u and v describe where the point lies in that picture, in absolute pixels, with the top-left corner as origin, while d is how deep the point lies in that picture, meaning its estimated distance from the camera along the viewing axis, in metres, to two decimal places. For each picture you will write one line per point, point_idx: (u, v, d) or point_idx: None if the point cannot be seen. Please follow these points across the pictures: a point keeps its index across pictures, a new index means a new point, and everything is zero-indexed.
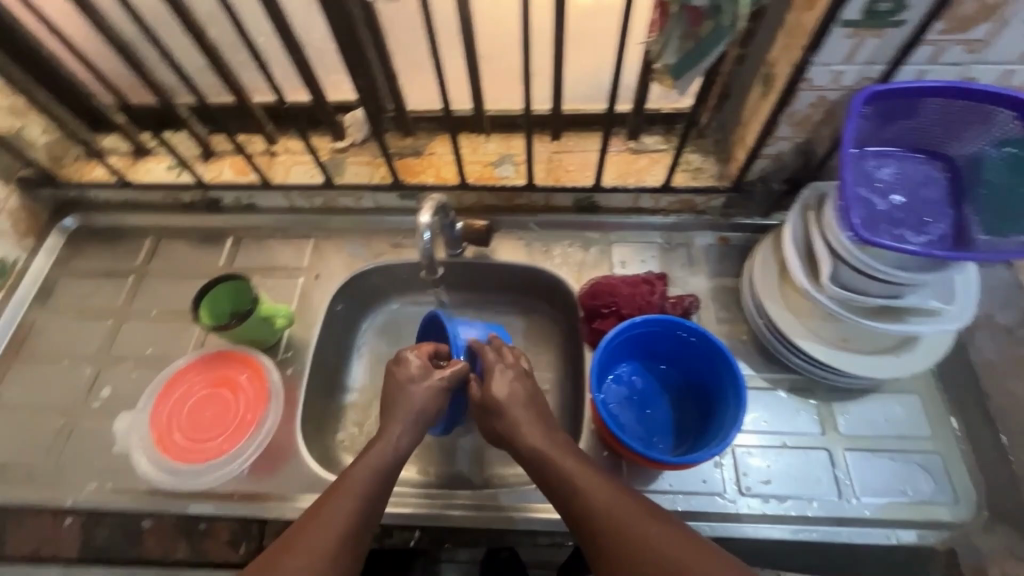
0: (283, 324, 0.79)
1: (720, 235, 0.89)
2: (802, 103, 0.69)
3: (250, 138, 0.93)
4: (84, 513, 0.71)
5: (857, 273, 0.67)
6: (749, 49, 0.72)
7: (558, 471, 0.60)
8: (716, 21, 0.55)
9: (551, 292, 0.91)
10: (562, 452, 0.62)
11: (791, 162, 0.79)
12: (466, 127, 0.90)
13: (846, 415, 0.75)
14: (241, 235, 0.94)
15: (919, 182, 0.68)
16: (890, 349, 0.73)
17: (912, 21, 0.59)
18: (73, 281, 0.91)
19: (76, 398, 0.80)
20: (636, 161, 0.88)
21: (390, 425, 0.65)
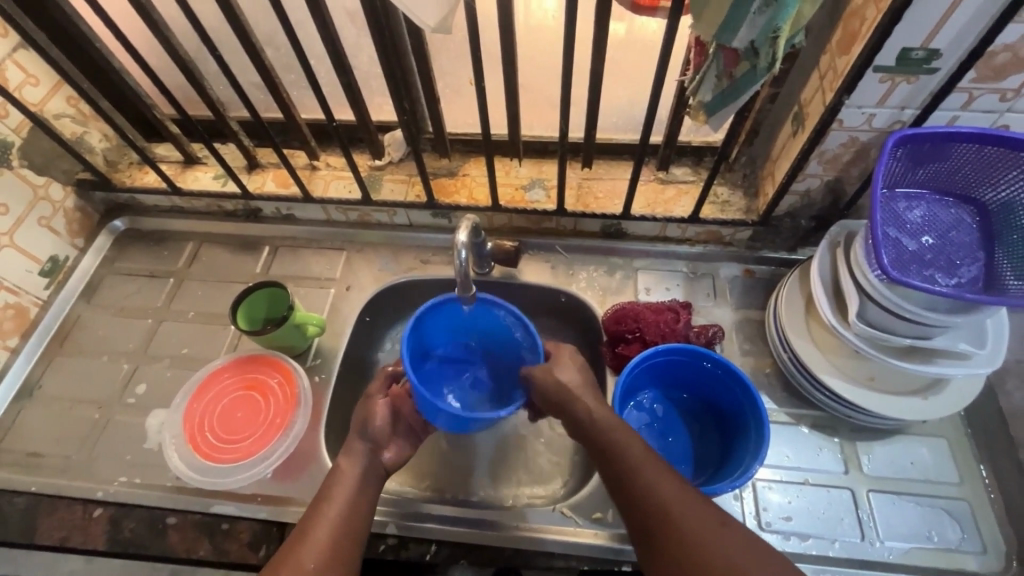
0: (314, 332, 0.81)
1: (745, 267, 0.90)
2: (832, 143, 0.71)
3: (293, 153, 0.97)
4: (113, 506, 0.73)
5: (886, 312, 0.68)
6: (782, 88, 0.74)
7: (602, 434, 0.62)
8: (752, 63, 0.57)
9: (574, 315, 0.93)
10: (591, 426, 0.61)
11: (819, 199, 0.80)
12: (500, 151, 0.93)
13: (870, 455, 0.74)
14: (278, 244, 0.98)
15: (950, 225, 0.69)
16: (917, 391, 0.72)
17: (945, 69, 0.60)
18: (117, 280, 0.95)
19: (112, 392, 0.83)
20: (664, 191, 0.89)
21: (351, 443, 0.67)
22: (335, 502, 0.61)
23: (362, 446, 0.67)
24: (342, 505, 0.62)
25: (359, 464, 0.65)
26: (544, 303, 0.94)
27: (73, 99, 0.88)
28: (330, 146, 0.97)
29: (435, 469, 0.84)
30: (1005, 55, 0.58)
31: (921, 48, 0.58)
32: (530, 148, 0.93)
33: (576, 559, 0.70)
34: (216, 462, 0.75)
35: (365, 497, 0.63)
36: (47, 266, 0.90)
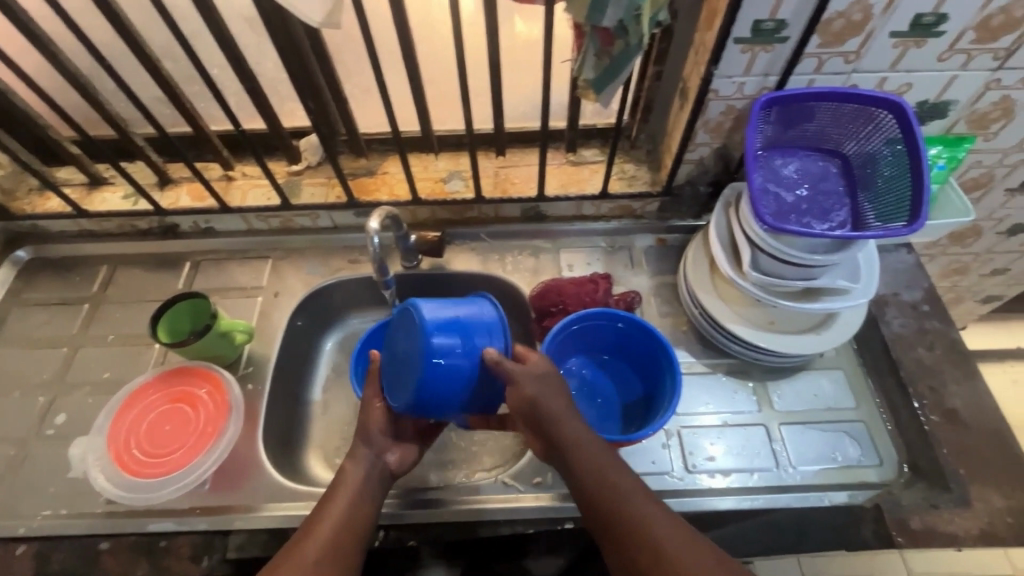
0: (243, 339, 0.81)
1: (658, 236, 0.97)
2: (713, 112, 0.78)
3: (207, 166, 0.95)
4: (38, 539, 0.70)
5: (773, 260, 0.75)
6: (666, 67, 0.81)
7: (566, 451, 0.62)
8: (625, 40, 0.62)
9: (505, 298, 0.96)
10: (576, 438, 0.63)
11: (712, 166, 0.87)
12: (416, 147, 0.95)
13: (779, 392, 0.81)
14: (200, 258, 0.96)
15: (819, 176, 0.77)
16: (811, 328, 0.80)
17: (794, 37, 0.67)
18: (27, 312, 0.91)
19: (29, 426, 0.79)
20: (576, 172, 0.95)
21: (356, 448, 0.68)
22: (337, 502, 0.62)
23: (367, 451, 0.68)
24: (344, 509, 0.62)
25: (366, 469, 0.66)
26: (475, 289, 0.96)
27: None
28: (245, 156, 0.96)
29: None
30: (840, 21, 0.66)
31: (769, 19, 0.65)
32: (445, 142, 0.96)
33: (521, 523, 0.73)
34: (144, 477, 0.72)
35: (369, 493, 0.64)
36: None
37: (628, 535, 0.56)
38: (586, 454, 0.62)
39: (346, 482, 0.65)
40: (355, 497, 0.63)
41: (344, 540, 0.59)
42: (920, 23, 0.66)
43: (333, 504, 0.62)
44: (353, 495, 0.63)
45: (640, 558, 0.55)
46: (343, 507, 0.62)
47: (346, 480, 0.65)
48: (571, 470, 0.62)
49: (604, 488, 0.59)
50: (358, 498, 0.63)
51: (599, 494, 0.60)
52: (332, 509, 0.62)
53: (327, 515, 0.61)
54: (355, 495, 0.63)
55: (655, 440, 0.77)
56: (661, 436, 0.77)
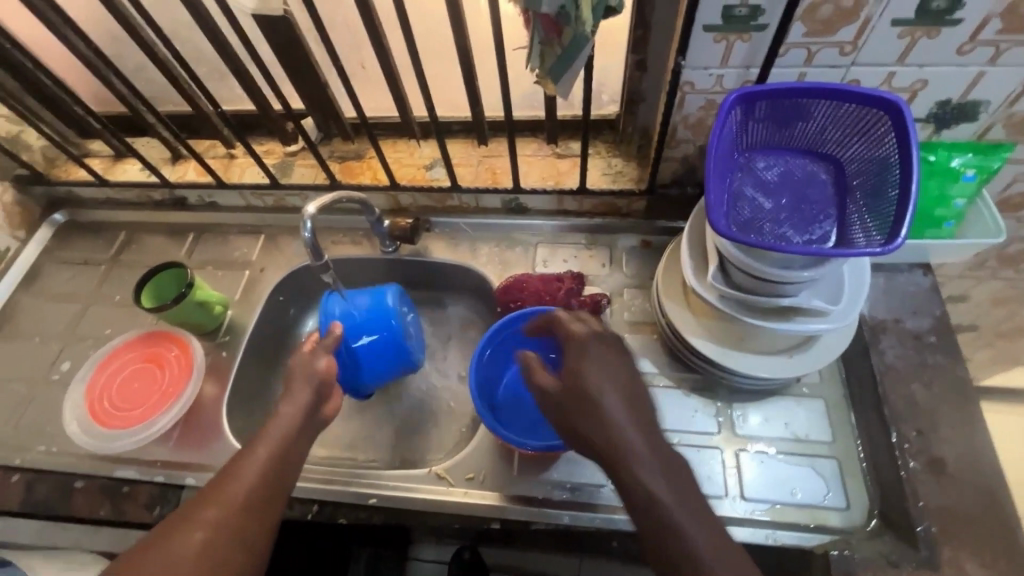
0: (219, 309, 0.88)
1: (643, 238, 0.91)
2: (691, 107, 0.72)
3: (212, 143, 1.01)
4: (29, 472, 0.79)
5: (740, 272, 0.68)
6: (648, 56, 0.76)
7: (622, 441, 0.51)
8: (574, 30, 0.58)
9: (479, 290, 0.95)
10: (620, 413, 0.53)
11: (699, 166, 0.81)
12: (402, 133, 0.96)
13: (744, 416, 0.75)
14: (203, 230, 1.03)
15: (805, 182, 0.69)
16: (784, 350, 0.73)
17: (773, 25, 0.60)
18: (56, 269, 1.02)
19: (40, 370, 0.90)
20: (559, 165, 0.91)
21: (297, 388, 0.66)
22: (266, 449, 0.59)
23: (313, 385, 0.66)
24: (271, 450, 0.59)
25: (300, 411, 0.63)
26: (450, 278, 0.97)
27: None
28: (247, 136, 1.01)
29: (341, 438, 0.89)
30: (828, 7, 0.58)
31: (741, 5, 0.59)
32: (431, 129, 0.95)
33: (447, 517, 0.73)
34: (110, 429, 0.80)
35: (298, 450, 0.61)
36: None
37: (652, 501, 0.49)
38: (630, 429, 0.52)
39: (280, 422, 0.62)
40: (282, 448, 0.60)
41: (258, 502, 0.55)
42: (929, 9, 0.57)
43: (258, 451, 0.59)
44: (282, 446, 0.60)
45: (656, 513, 0.48)
46: (269, 450, 0.59)
47: (276, 421, 0.62)
48: (605, 440, 0.52)
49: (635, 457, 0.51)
50: (287, 442, 0.61)
51: (627, 455, 0.51)
52: (257, 451, 0.59)
53: (251, 457, 0.58)
54: (284, 437, 0.61)
55: None
56: None
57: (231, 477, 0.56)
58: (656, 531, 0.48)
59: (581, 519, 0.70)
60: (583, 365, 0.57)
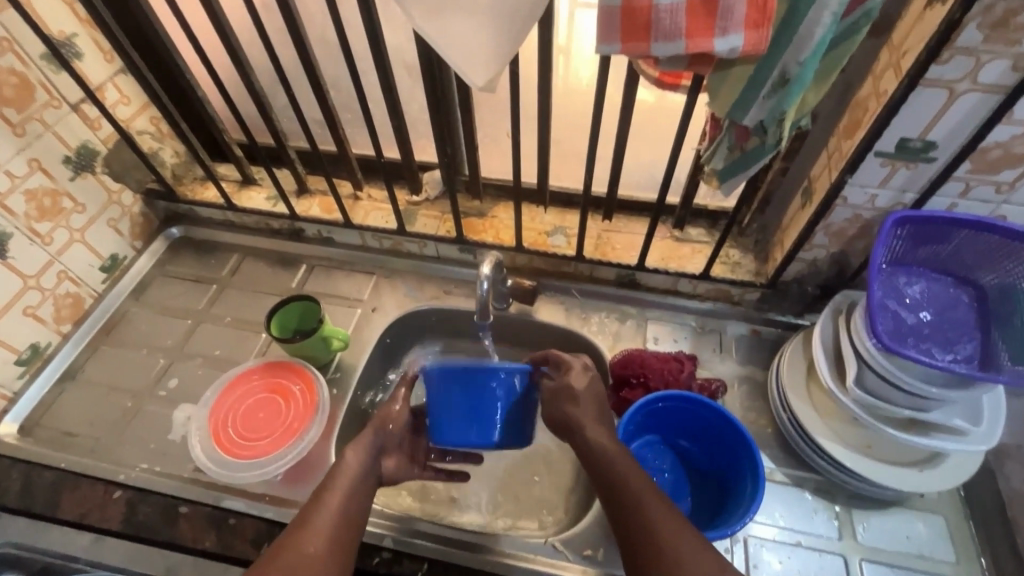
0: (338, 346, 0.88)
1: (753, 327, 0.94)
2: (838, 218, 0.76)
3: (340, 182, 1.06)
4: (132, 489, 0.77)
5: (882, 380, 0.70)
6: (793, 165, 0.81)
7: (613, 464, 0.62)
8: (761, 139, 0.63)
9: (584, 357, 0.97)
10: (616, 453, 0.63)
11: (825, 269, 0.85)
12: (528, 198, 1.00)
13: (865, 523, 0.75)
14: (315, 263, 1.06)
15: (947, 303, 0.72)
16: (914, 463, 0.74)
17: (942, 160, 0.65)
18: (165, 282, 1.03)
19: (146, 383, 0.90)
20: (679, 249, 0.95)
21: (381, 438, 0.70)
22: (338, 491, 0.62)
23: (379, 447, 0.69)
24: (340, 501, 0.61)
25: (358, 466, 0.65)
26: (556, 341, 0.99)
27: (156, 119, 1.01)
28: (374, 179, 1.06)
29: (438, 492, 0.88)
30: (997, 151, 0.63)
31: (919, 139, 0.64)
32: (556, 198, 1.00)
33: None
34: (230, 457, 0.79)
35: (363, 497, 0.63)
36: (107, 263, 0.98)
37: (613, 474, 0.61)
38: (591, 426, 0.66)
39: (345, 472, 0.64)
40: (350, 493, 0.62)
41: (340, 547, 0.58)
42: None
43: (332, 495, 0.61)
44: (349, 492, 0.62)
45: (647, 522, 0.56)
46: (337, 502, 0.61)
47: (339, 474, 0.64)
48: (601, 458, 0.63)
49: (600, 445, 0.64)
50: (351, 497, 0.62)
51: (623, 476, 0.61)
52: (328, 499, 0.61)
53: (322, 508, 0.60)
54: (348, 490, 0.63)
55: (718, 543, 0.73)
56: (725, 540, 0.73)
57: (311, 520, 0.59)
58: (621, 504, 0.59)
59: None
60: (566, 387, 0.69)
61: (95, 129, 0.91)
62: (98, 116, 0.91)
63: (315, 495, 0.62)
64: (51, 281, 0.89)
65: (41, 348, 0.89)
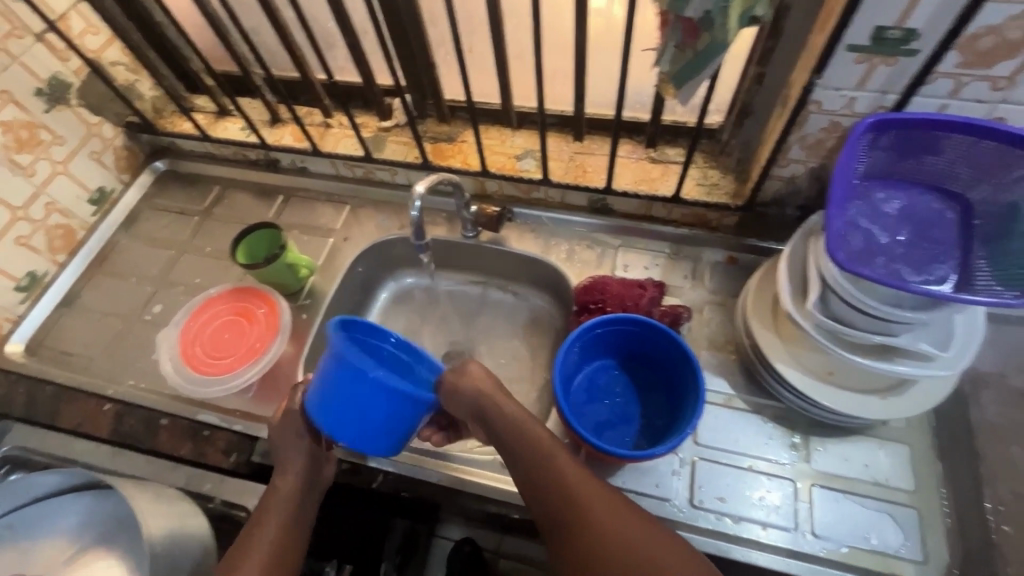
0: (304, 273, 0.91)
1: (730, 254, 0.89)
2: (813, 127, 0.69)
3: (310, 111, 1.04)
4: (120, 403, 0.84)
5: (845, 304, 0.66)
6: (770, 70, 0.73)
7: (529, 438, 0.63)
8: (710, 35, 0.57)
9: (554, 285, 0.96)
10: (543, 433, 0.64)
11: (805, 187, 0.78)
12: (497, 120, 0.96)
13: (821, 450, 0.73)
14: (291, 194, 1.07)
15: (928, 220, 0.66)
16: (878, 391, 0.70)
17: (925, 52, 0.57)
18: (153, 214, 1.07)
19: (135, 308, 0.96)
20: (652, 170, 0.89)
21: (287, 454, 0.70)
22: (272, 514, 0.67)
23: (297, 457, 0.70)
24: (275, 526, 0.66)
25: (294, 486, 0.69)
26: (526, 269, 0.97)
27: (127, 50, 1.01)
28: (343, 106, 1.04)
29: None
30: (990, 38, 0.55)
31: (896, 28, 0.56)
32: (525, 119, 0.95)
33: (509, 507, 0.74)
34: (198, 373, 0.84)
35: (304, 506, 0.69)
36: (95, 195, 1.03)
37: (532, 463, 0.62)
38: (567, 464, 0.61)
39: (280, 498, 0.68)
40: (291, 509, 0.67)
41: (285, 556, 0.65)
42: None
43: (266, 519, 0.67)
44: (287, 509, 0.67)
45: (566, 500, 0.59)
46: (274, 530, 0.66)
47: (275, 496, 0.68)
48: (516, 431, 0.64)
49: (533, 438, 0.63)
50: (293, 513, 0.67)
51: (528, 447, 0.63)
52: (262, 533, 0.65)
53: (260, 530, 0.66)
54: (284, 514, 0.67)
55: (665, 465, 0.73)
56: (673, 463, 0.73)
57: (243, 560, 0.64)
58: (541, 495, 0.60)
59: None
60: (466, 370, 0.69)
61: (65, 61, 0.92)
62: (65, 47, 0.91)
63: (255, 520, 0.67)
64: (40, 212, 0.93)
65: (38, 276, 0.95)
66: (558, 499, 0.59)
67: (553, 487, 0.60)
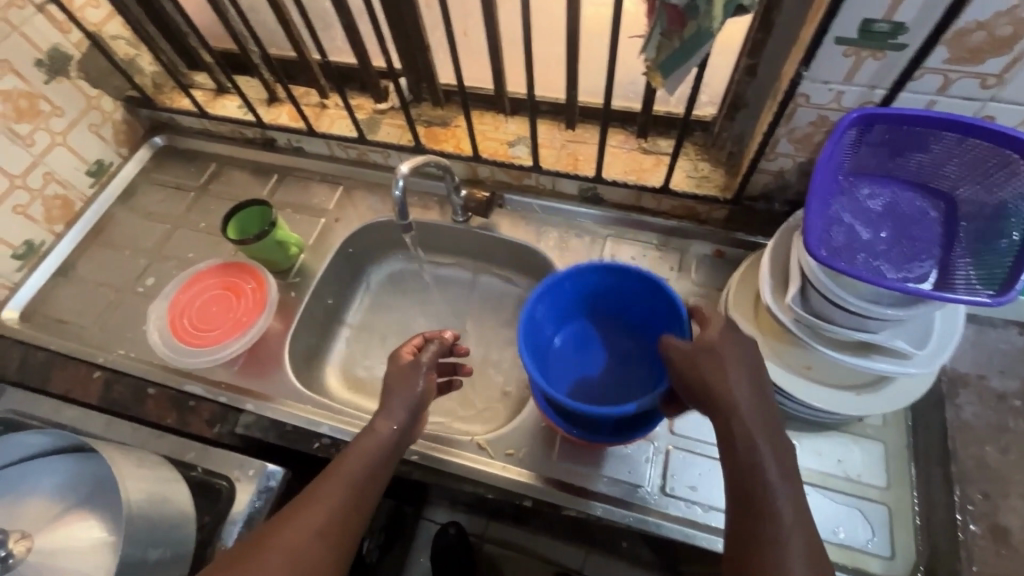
0: (295, 251, 0.92)
1: (717, 247, 0.89)
2: (801, 120, 0.69)
3: (307, 91, 1.04)
4: (109, 371, 0.86)
5: (824, 299, 0.65)
6: (761, 63, 0.72)
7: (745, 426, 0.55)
8: (697, 22, 0.56)
9: (542, 272, 0.96)
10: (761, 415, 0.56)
11: (793, 182, 0.78)
12: (490, 106, 0.96)
13: (796, 444, 0.73)
14: (286, 173, 1.07)
15: (911, 218, 0.65)
16: (854, 387, 0.71)
17: (913, 46, 0.57)
18: (150, 188, 1.09)
19: (128, 280, 0.97)
20: (644, 161, 0.89)
21: (394, 405, 0.66)
22: (351, 468, 0.60)
23: (400, 414, 0.66)
24: (353, 481, 0.60)
25: (387, 444, 0.64)
26: (515, 255, 0.98)
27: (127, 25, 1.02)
28: None
29: None
30: (979, 34, 0.54)
31: (884, 21, 0.56)
32: (519, 105, 0.95)
33: (483, 487, 0.75)
34: (185, 344, 0.87)
35: (384, 471, 0.63)
36: (93, 168, 1.04)
37: (749, 453, 0.54)
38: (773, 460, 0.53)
39: (366, 455, 0.62)
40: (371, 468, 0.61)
41: (343, 530, 0.56)
42: None
43: (348, 470, 0.60)
44: (371, 468, 0.61)
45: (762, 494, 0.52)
46: (351, 488, 0.59)
47: (368, 453, 0.63)
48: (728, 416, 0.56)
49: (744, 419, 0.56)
50: (369, 476, 0.61)
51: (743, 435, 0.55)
52: (338, 487, 0.59)
53: (334, 483, 0.59)
54: (364, 472, 0.61)
55: (640, 453, 0.74)
56: (648, 451, 0.74)
57: (316, 513, 0.56)
58: (745, 484, 0.53)
59: (614, 514, 0.70)
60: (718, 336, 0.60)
61: (65, 32, 0.93)
62: (65, 19, 0.92)
63: (333, 468, 0.61)
64: (38, 181, 0.95)
65: (36, 245, 0.97)
66: (746, 489, 0.52)
67: (758, 477, 0.53)
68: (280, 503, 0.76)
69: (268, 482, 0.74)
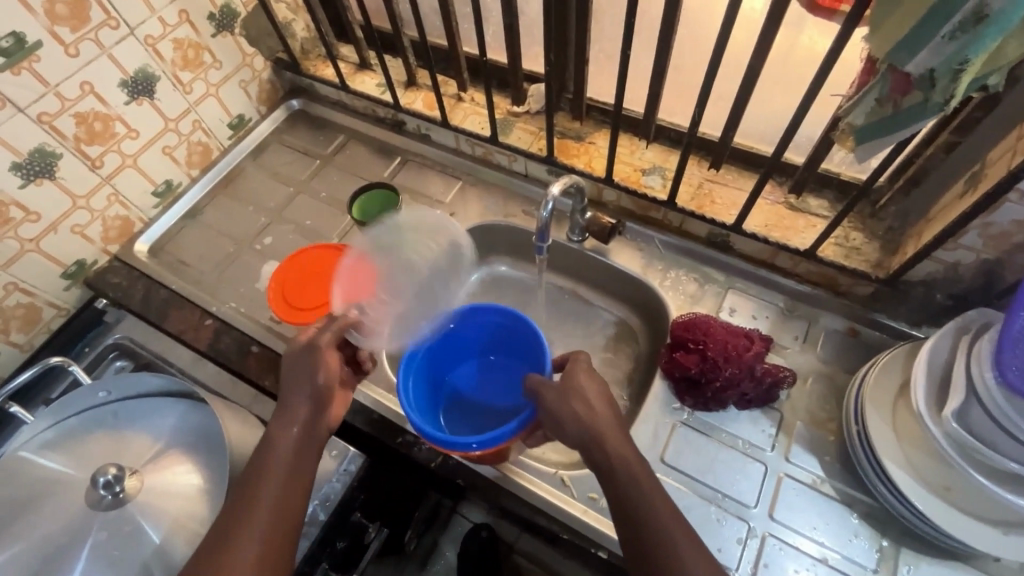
0: (409, 240, 0.92)
1: (851, 324, 0.82)
2: (1005, 216, 0.60)
3: (446, 81, 1.04)
4: (220, 321, 0.90)
5: (991, 422, 0.58)
6: (965, 142, 0.64)
7: (601, 439, 0.60)
8: (924, 95, 0.50)
9: (651, 310, 0.92)
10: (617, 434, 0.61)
11: (967, 278, 0.70)
12: (631, 129, 0.92)
13: (911, 567, 0.66)
14: (408, 157, 1.08)
15: None
16: (999, 523, 0.62)
17: None
18: (280, 149, 1.12)
19: (248, 235, 1.01)
20: (789, 218, 0.83)
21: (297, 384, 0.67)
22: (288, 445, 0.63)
23: (307, 389, 0.67)
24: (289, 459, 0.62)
25: (300, 406, 0.66)
26: (624, 285, 0.94)
27: None
28: (479, 83, 1.03)
29: None
30: None
31: None
32: (662, 133, 0.90)
33: (558, 525, 0.74)
34: (276, 314, 0.86)
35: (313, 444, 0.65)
36: (235, 121, 1.08)
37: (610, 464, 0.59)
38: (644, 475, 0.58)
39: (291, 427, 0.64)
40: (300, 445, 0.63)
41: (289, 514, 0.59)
42: None
43: (283, 447, 0.63)
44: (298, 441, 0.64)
45: (634, 506, 0.56)
46: (275, 494, 0.59)
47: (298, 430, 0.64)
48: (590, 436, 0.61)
49: (616, 442, 0.60)
50: (300, 451, 0.63)
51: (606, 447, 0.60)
52: (262, 498, 0.59)
53: (276, 461, 0.61)
54: (287, 478, 0.61)
55: (732, 530, 0.69)
56: (740, 531, 0.69)
57: (242, 526, 0.57)
58: (625, 505, 0.57)
59: None
60: (577, 370, 0.66)
61: None
62: None
63: (270, 441, 0.63)
64: (187, 127, 1.00)
65: (173, 185, 1.02)
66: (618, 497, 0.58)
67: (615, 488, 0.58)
68: (356, 487, 0.77)
69: (348, 467, 0.76)
